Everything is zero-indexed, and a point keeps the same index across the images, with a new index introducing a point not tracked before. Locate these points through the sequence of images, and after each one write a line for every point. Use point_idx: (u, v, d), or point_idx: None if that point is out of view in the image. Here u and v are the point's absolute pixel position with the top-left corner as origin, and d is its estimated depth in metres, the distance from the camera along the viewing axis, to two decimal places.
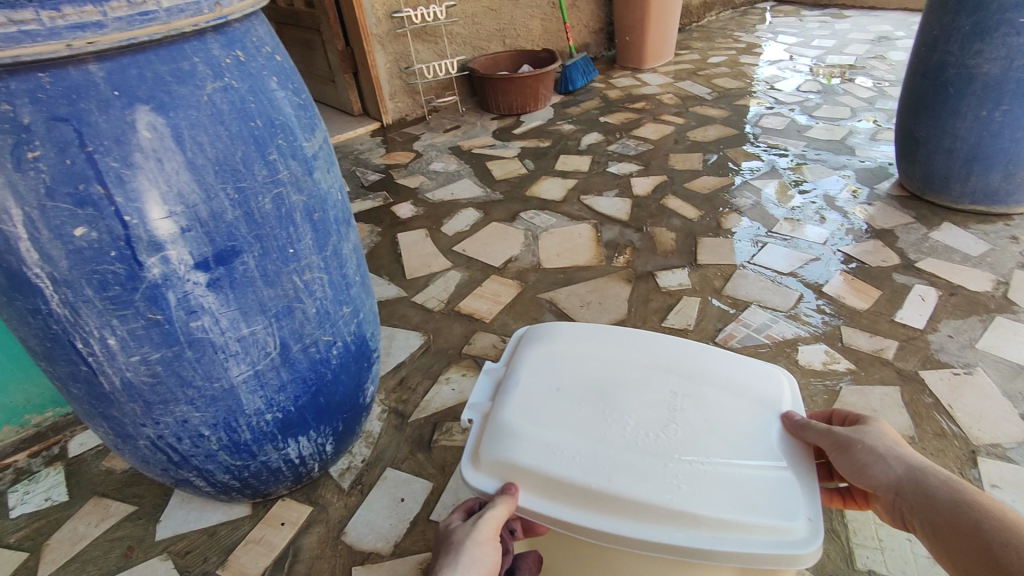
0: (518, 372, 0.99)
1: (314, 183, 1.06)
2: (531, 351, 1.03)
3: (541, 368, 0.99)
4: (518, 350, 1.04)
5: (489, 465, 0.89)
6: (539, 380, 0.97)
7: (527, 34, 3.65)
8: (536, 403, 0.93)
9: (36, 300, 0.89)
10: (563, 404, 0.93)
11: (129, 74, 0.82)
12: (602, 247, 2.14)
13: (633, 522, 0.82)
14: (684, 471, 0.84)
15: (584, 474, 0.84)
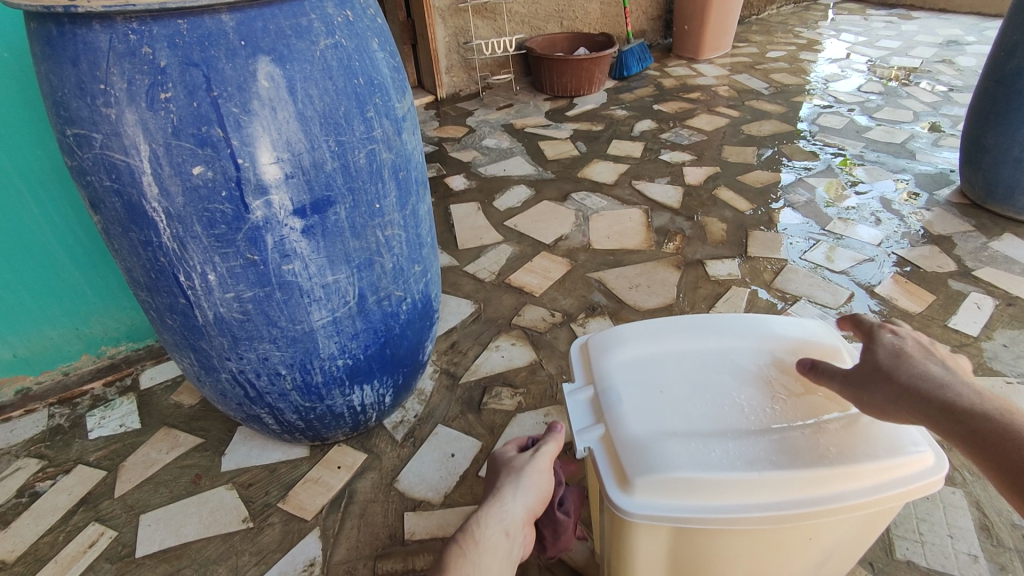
0: (614, 387, 0.86)
1: (402, 143, 1.10)
2: (602, 349, 0.93)
3: (627, 364, 0.90)
4: (588, 357, 0.93)
5: (649, 487, 0.74)
6: (639, 389, 0.85)
7: (585, 17, 3.64)
8: (652, 406, 0.83)
9: (149, 233, 0.97)
10: (671, 395, 0.84)
11: (255, 26, 0.88)
12: (652, 233, 2.16)
13: (802, 497, 0.74)
14: (822, 439, 0.78)
15: (747, 465, 0.75)
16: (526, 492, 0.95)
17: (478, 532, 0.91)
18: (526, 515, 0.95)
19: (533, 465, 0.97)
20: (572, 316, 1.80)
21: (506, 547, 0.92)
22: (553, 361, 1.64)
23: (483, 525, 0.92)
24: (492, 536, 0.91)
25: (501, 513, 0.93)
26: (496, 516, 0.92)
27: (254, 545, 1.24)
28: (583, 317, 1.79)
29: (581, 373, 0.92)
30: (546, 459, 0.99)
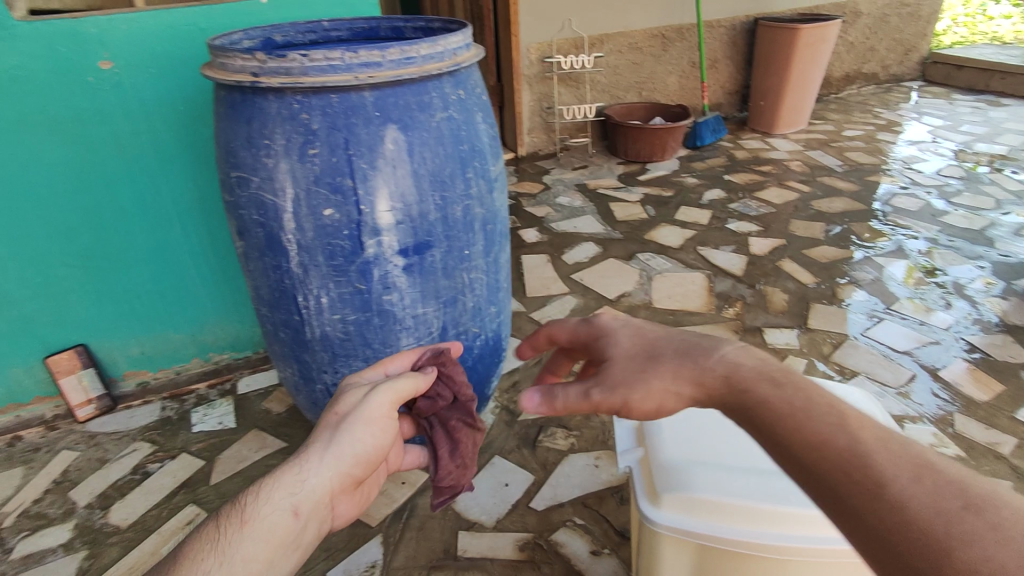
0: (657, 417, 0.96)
1: (493, 201, 1.28)
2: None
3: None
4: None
5: (674, 502, 0.84)
6: (679, 423, 0.95)
7: (664, 88, 3.84)
8: (684, 441, 0.93)
9: (281, 259, 1.17)
10: (708, 432, 0.93)
11: (389, 101, 1.07)
12: (713, 297, 2.24)
13: (815, 534, 0.80)
14: None
15: (765, 496, 0.83)
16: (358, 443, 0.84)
17: (253, 507, 0.76)
18: (341, 479, 0.83)
19: (365, 417, 0.85)
20: None
21: (293, 525, 0.78)
22: (607, 409, 1.74)
23: (266, 497, 0.77)
24: (267, 517, 0.76)
25: (297, 486, 0.80)
26: (287, 489, 0.79)
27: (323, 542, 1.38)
28: None
29: None
30: (387, 409, 0.87)
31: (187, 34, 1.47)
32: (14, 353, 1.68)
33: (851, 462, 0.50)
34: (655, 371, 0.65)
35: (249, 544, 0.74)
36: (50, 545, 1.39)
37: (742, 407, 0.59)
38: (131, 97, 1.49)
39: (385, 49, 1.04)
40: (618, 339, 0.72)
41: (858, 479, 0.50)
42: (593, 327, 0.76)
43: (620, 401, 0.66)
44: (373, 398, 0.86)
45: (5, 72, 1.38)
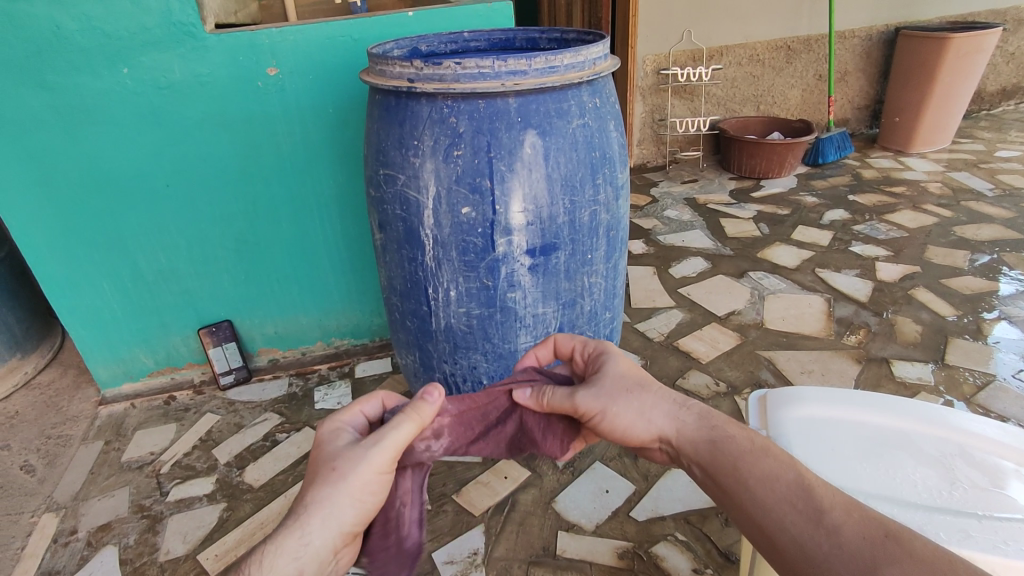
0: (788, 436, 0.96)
1: (618, 208, 1.30)
2: (781, 403, 1.00)
3: (803, 423, 0.97)
4: (765, 407, 1.00)
5: None
6: (812, 444, 0.94)
7: (785, 103, 3.68)
8: (824, 464, 0.91)
9: (416, 253, 1.25)
10: (844, 458, 0.92)
11: (530, 107, 1.13)
12: (833, 322, 2.12)
13: None
14: (1001, 531, 0.79)
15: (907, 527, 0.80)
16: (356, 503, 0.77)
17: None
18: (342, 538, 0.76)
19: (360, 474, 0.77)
20: (738, 389, 1.83)
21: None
22: None
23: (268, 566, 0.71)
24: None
25: (299, 551, 0.73)
26: (290, 554, 0.72)
27: (430, 524, 1.45)
28: (749, 392, 1.82)
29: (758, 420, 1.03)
30: (383, 463, 0.79)
31: (342, 45, 1.62)
32: (174, 322, 1.91)
33: (799, 504, 0.70)
34: (631, 396, 0.87)
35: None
36: (196, 495, 1.56)
37: (709, 439, 0.80)
38: (291, 100, 1.66)
39: (532, 58, 1.09)
40: (613, 363, 0.92)
41: (810, 515, 0.69)
42: (596, 348, 0.98)
43: (598, 412, 0.87)
44: (369, 453, 0.78)
45: (193, 78, 1.59)
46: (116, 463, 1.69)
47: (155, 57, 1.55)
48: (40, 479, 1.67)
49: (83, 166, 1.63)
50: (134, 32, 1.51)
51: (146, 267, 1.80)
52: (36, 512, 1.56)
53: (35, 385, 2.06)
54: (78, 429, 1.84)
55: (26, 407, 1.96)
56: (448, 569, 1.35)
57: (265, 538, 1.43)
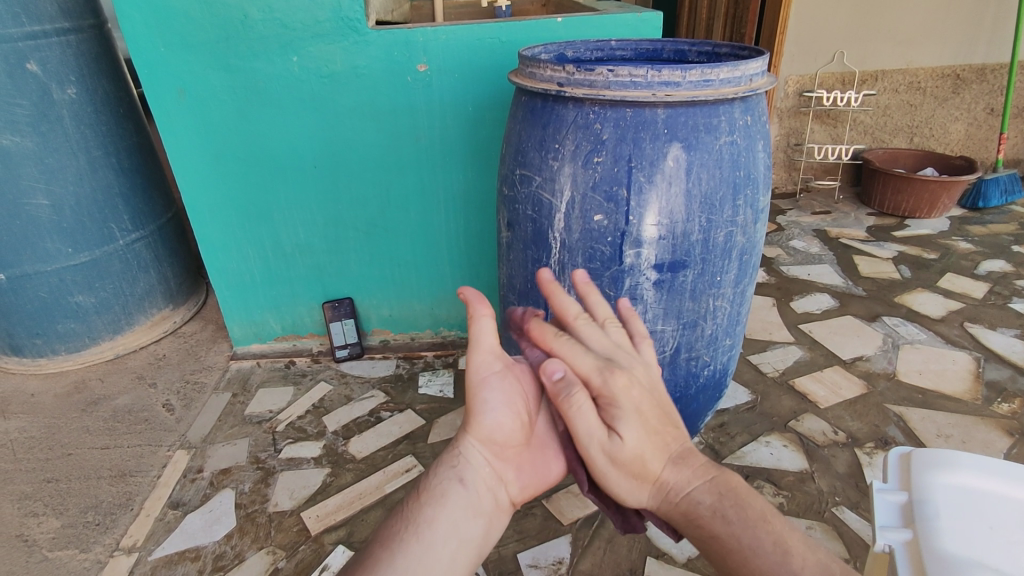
0: (934, 503, 0.86)
1: (754, 231, 1.25)
2: (927, 464, 0.91)
3: (954, 490, 0.88)
4: (908, 466, 0.93)
5: None
6: (964, 519, 0.84)
7: (944, 136, 3.33)
8: (977, 538, 0.82)
9: (541, 254, 1.26)
10: (1003, 540, 0.82)
11: (679, 120, 1.11)
12: (981, 385, 1.88)
13: None
14: None
15: None
16: (491, 406, 0.74)
17: (422, 483, 0.72)
18: (499, 449, 0.74)
19: (479, 373, 0.74)
20: (859, 441, 1.67)
21: (465, 498, 0.70)
22: (827, 478, 1.55)
23: (431, 474, 0.72)
24: (438, 488, 0.70)
25: (456, 459, 0.73)
26: (447, 463, 0.72)
27: (518, 525, 1.45)
28: (872, 447, 1.65)
29: (895, 478, 0.92)
30: (485, 360, 0.75)
31: (490, 46, 1.67)
32: (303, 292, 2.07)
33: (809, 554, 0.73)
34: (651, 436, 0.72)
35: (438, 519, 0.68)
36: (304, 456, 1.68)
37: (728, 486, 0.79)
38: (435, 96, 1.74)
39: (687, 70, 1.07)
40: (633, 428, 0.71)
41: None
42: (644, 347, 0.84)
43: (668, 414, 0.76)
44: (472, 359, 0.75)
45: (352, 69, 1.70)
46: (240, 414, 1.85)
47: (322, 49, 1.68)
48: (177, 417, 1.87)
49: (248, 143, 1.80)
50: (308, 25, 1.65)
51: (286, 239, 1.96)
52: (171, 446, 1.75)
53: (181, 333, 2.31)
54: (211, 378, 2.04)
55: (172, 351, 2.21)
56: (532, 573, 1.34)
57: (361, 508, 1.50)
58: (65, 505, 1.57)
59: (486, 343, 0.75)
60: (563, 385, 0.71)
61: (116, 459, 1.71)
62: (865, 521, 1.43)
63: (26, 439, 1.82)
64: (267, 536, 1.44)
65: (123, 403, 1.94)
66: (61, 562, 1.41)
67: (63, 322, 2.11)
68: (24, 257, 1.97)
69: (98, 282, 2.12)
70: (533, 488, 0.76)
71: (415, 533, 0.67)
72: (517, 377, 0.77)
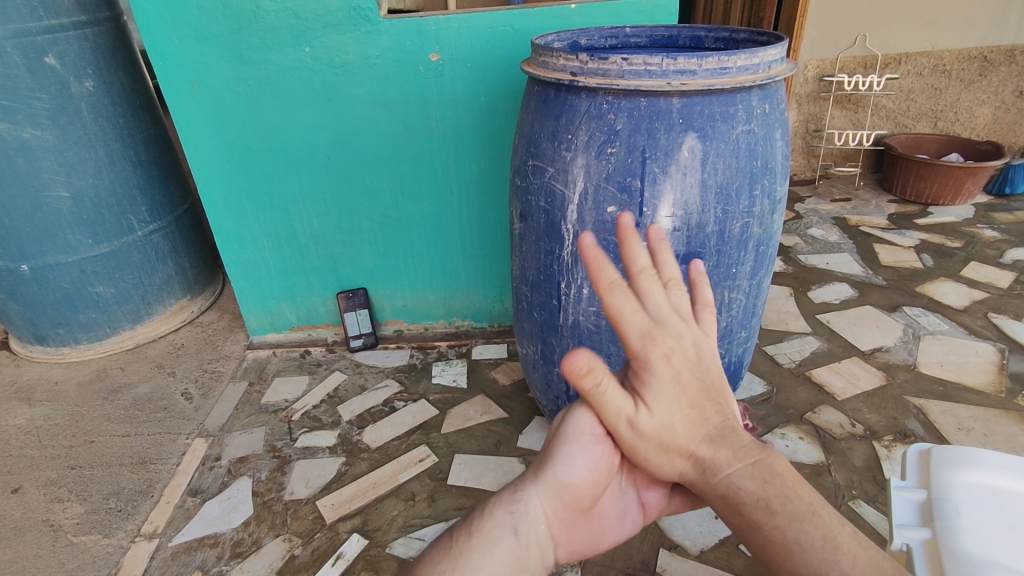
0: (952, 500, 0.85)
1: (771, 222, 1.22)
2: (948, 461, 0.90)
3: (974, 488, 0.86)
4: (926, 463, 0.91)
5: None
6: (984, 518, 0.83)
7: (970, 121, 3.23)
8: (998, 537, 0.80)
9: (554, 246, 1.25)
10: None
11: (694, 109, 1.08)
12: (1005, 377, 1.84)
13: None
14: None
15: None
16: (574, 462, 0.69)
17: (475, 522, 0.67)
18: (562, 509, 0.69)
19: (581, 424, 0.71)
20: (877, 434, 1.65)
21: (513, 552, 0.65)
22: (844, 471, 1.53)
23: (488, 515, 0.67)
24: (491, 535, 0.65)
25: (513, 505, 0.67)
26: (505, 507, 0.67)
27: None
28: (891, 439, 1.63)
29: (913, 475, 0.91)
30: (595, 418, 0.71)
31: (503, 34, 1.65)
32: (317, 283, 2.08)
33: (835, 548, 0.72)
34: (683, 410, 0.68)
35: (482, 572, 0.63)
36: (320, 446, 1.69)
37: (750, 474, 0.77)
38: (448, 85, 1.73)
39: (703, 58, 1.05)
40: (660, 400, 0.67)
41: None
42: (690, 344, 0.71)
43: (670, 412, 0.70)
44: (579, 413, 0.71)
45: (364, 59, 1.69)
46: (256, 403, 1.88)
47: (334, 39, 1.67)
48: (195, 406, 1.90)
49: (262, 134, 1.80)
50: (319, 15, 1.64)
51: (300, 229, 1.97)
52: (190, 435, 1.78)
53: (199, 323, 2.34)
54: (228, 367, 2.07)
55: (190, 340, 2.24)
56: None
57: (376, 497, 1.52)
58: (89, 491, 1.61)
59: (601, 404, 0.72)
60: (593, 375, 0.64)
61: (137, 447, 1.75)
62: (883, 514, 1.41)
63: (50, 427, 1.86)
64: (284, 524, 1.46)
65: (143, 392, 1.98)
66: (85, 547, 1.45)
67: (84, 312, 2.14)
68: (45, 248, 2.00)
69: (117, 273, 2.15)
70: (579, 554, 0.72)
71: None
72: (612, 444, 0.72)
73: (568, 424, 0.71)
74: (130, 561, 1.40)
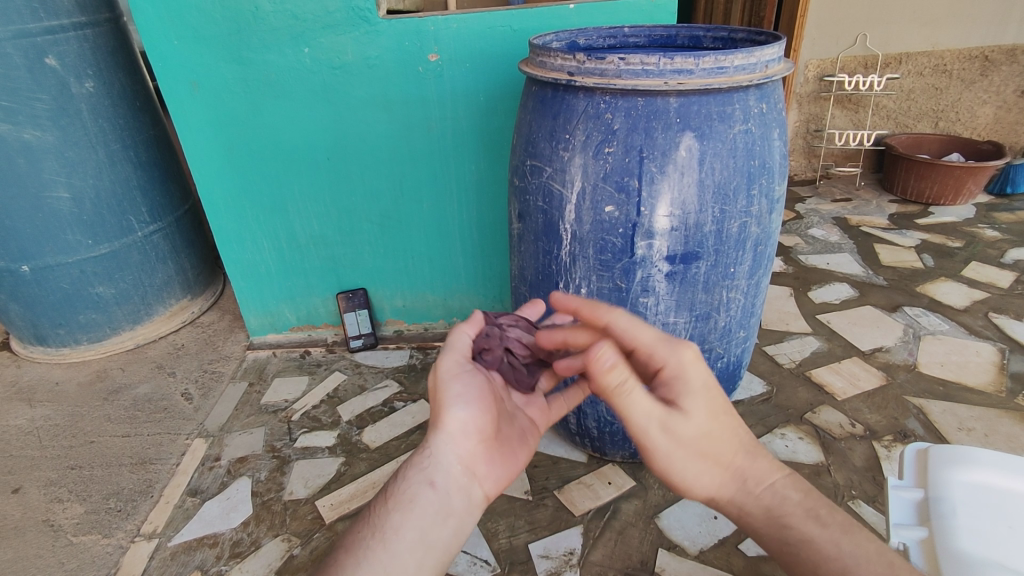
0: (949, 501, 0.85)
1: (769, 222, 1.22)
2: (946, 459, 0.89)
3: (972, 487, 0.86)
4: (924, 462, 0.91)
5: None
6: (982, 520, 0.82)
7: (972, 121, 3.22)
8: (995, 539, 0.80)
9: (552, 246, 1.25)
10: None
11: (692, 108, 1.08)
12: (1006, 377, 1.84)
13: None
14: None
15: None
16: (459, 403, 0.81)
17: (393, 487, 0.80)
18: (468, 445, 0.81)
19: (448, 371, 0.84)
20: (877, 434, 1.65)
21: (433, 503, 0.78)
22: (844, 472, 1.53)
23: (402, 479, 0.81)
24: (408, 495, 0.79)
25: (426, 464, 0.80)
26: (417, 467, 0.80)
27: (530, 515, 1.45)
28: (891, 439, 1.63)
29: (911, 473, 0.91)
30: (453, 361, 0.85)
31: (502, 35, 1.65)
32: (317, 283, 2.08)
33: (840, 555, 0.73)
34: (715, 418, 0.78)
35: (406, 524, 0.77)
36: (319, 446, 1.70)
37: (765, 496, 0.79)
38: (446, 86, 1.73)
39: (700, 57, 1.05)
40: (698, 405, 0.77)
41: None
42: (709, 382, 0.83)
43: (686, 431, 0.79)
44: (443, 362, 0.85)
45: (363, 60, 1.70)
46: (256, 404, 1.88)
47: (333, 40, 1.67)
48: (195, 406, 1.90)
49: (261, 135, 1.81)
50: (318, 16, 1.64)
51: (299, 230, 1.97)
52: (190, 435, 1.78)
53: (199, 324, 2.35)
54: (228, 368, 2.07)
55: (190, 341, 2.24)
56: (543, 563, 1.34)
57: (375, 497, 1.52)
58: (89, 492, 1.61)
59: (456, 351, 0.87)
60: (616, 371, 0.74)
61: (137, 447, 1.75)
62: (882, 514, 1.41)
63: (50, 427, 1.87)
64: (283, 524, 1.46)
65: (143, 392, 1.98)
66: (84, 546, 1.45)
67: (85, 313, 2.15)
68: (46, 248, 2.01)
69: (118, 273, 2.16)
70: (504, 479, 0.83)
71: (383, 538, 0.76)
72: (478, 377, 0.86)
73: (436, 376, 0.84)
74: (129, 561, 1.40)
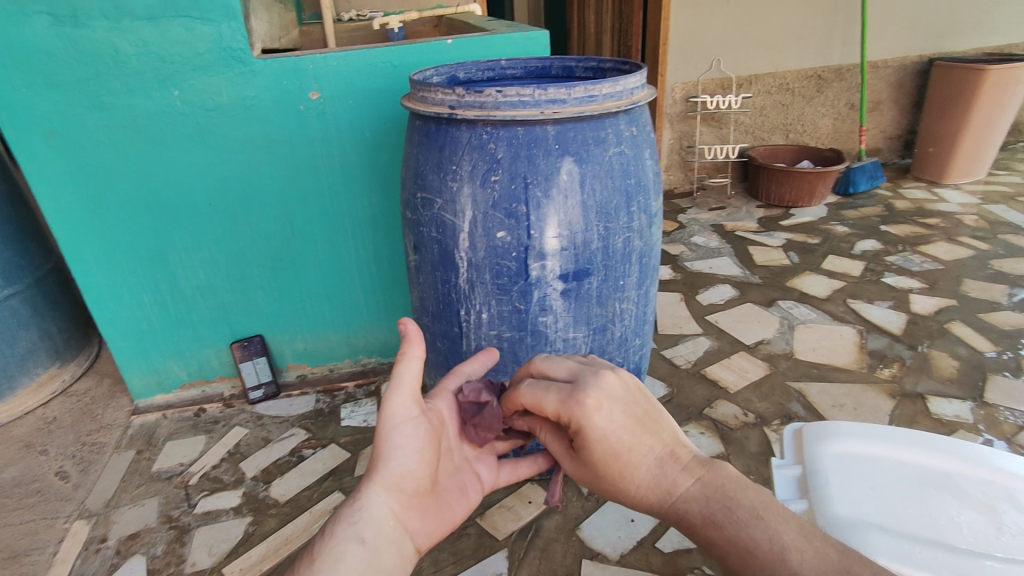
0: (823, 472, 0.94)
1: (650, 235, 1.31)
2: (817, 437, 1.00)
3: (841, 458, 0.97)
4: (799, 441, 1.01)
5: None
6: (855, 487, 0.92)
7: (815, 131, 3.66)
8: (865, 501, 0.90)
9: (450, 275, 1.26)
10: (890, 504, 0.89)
11: (569, 135, 1.15)
12: (865, 355, 2.07)
13: None
14: None
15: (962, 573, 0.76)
16: (399, 455, 0.80)
17: (320, 545, 0.76)
18: (402, 497, 0.81)
19: (393, 417, 0.81)
20: (766, 420, 1.80)
21: (362, 559, 0.75)
22: (742, 458, 1.65)
23: (331, 534, 0.77)
24: (335, 553, 0.75)
25: (355, 518, 0.78)
26: (348, 520, 0.78)
27: (454, 547, 1.43)
28: (778, 423, 1.78)
29: (790, 453, 1.01)
30: (403, 402, 0.81)
31: (383, 70, 1.67)
32: (208, 334, 1.96)
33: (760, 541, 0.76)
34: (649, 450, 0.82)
35: None
36: (223, 508, 1.58)
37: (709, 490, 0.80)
38: (330, 122, 1.71)
39: (571, 87, 1.12)
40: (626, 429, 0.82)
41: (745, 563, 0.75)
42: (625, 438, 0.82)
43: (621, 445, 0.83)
44: (391, 401, 0.81)
45: (240, 100, 1.64)
46: (146, 472, 1.72)
47: (205, 80, 1.61)
48: (74, 484, 1.71)
49: (132, 183, 1.69)
50: (187, 57, 1.58)
51: (183, 280, 1.85)
52: (69, 518, 1.59)
53: (72, 392, 2.12)
54: (111, 437, 1.88)
55: (63, 413, 2.02)
56: None
57: (289, 553, 1.44)
58: None
59: (406, 390, 0.81)
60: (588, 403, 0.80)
61: (4, 541, 1.54)
62: None
63: None
64: None
65: (7, 477, 1.75)
66: None
67: None
68: None
69: None
70: (437, 531, 0.84)
71: None
72: (428, 424, 0.85)
73: (383, 417, 0.80)
74: None
